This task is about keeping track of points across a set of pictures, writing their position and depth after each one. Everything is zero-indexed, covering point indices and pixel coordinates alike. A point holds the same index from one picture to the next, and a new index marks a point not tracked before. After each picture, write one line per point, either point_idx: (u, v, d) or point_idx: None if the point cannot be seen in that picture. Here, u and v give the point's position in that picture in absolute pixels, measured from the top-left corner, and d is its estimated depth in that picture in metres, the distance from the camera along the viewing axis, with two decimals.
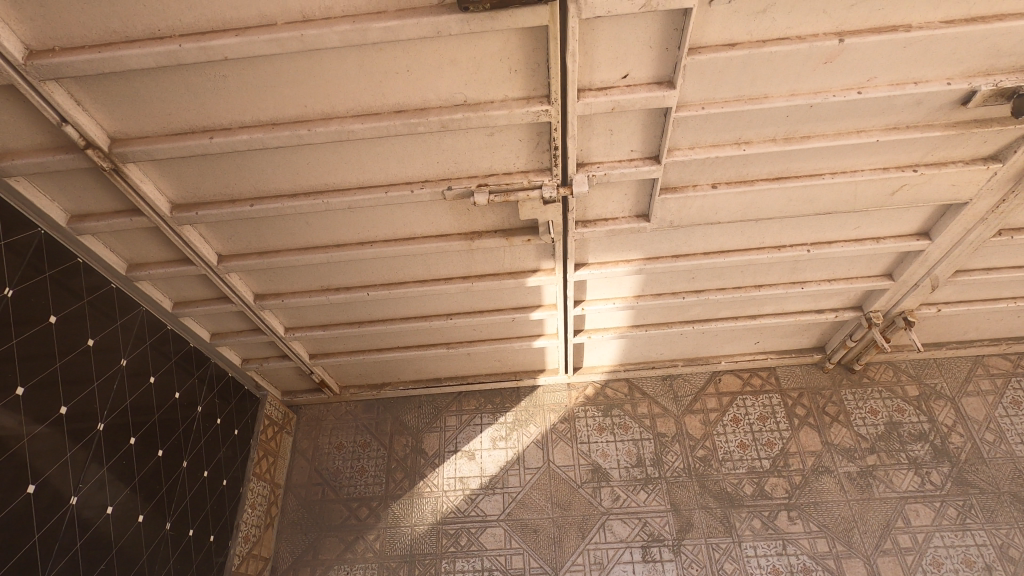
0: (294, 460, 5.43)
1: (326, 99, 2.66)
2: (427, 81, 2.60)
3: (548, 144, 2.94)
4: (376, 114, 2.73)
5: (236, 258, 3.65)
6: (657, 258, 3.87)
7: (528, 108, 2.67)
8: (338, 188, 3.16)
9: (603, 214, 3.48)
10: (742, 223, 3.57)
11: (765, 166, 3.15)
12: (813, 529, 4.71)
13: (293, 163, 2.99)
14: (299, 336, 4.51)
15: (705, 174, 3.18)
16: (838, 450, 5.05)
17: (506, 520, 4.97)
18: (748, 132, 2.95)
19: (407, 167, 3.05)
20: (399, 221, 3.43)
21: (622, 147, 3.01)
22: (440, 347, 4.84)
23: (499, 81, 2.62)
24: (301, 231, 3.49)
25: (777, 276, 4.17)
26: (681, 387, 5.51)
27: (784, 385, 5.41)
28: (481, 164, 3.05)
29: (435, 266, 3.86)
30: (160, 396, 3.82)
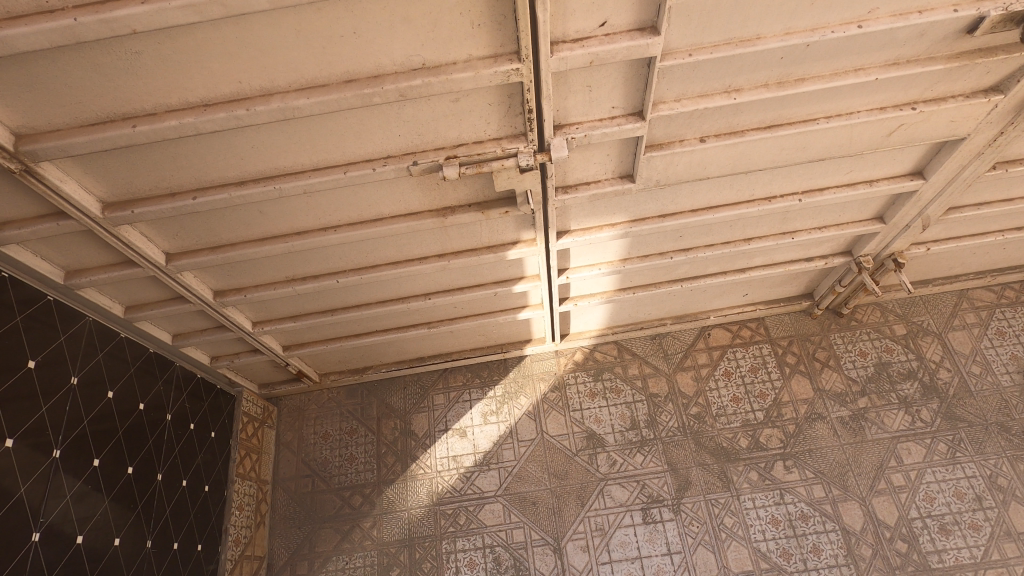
0: (279, 453, 5.24)
1: (263, 72, 2.31)
2: (377, 44, 2.25)
3: (521, 107, 2.64)
4: (324, 85, 2.39)
5: (186, 256, 3.31)
6: (643, 219, 3.65)
7: (496, 69, 2.36)
8: (291, 172, 2.83)
9: (584, 178, 3.21)
10: (732, 178, 3.35)
11: (756, 115, 2.90)
12: (809, 476, 4.74)
13: (235, 148, 2.64)
14: (269, 330, 4.23)
15: (693, 127, 2.92)
16: (830, 396, 5.04)
17: (504, 495, 4.90)
18: (738, 78, 2.69)
19: (365, 143, 2.73)
20: (363, 203, 3.12)
21: (601, 105, 2.73)
22: (420, 328, 4.61)
23: (461, 38, 2.29)
24: (255, 221, 3.16)
25: (766, 228, 4.00)
26: (671, 345, 5.40)
27: (774, 334, 5.34)
28: (448, 133, 2.74)
29: (407, 247, 3.57)
30: (123, 410, 3.51)
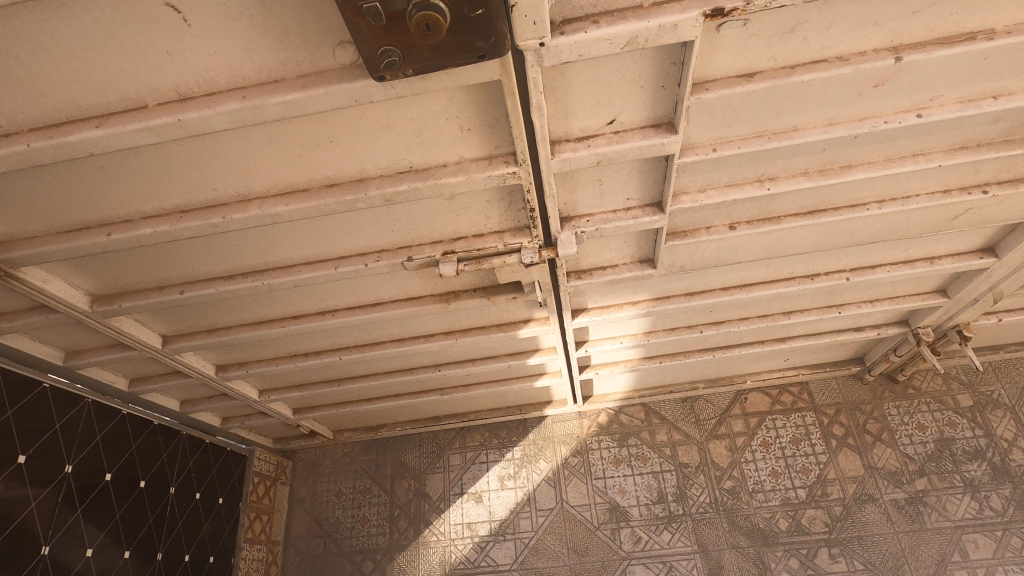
0: (292, 510, 5.12)
1: (238, 180, 2.13)
2: (358, 150, 2.04)
3: (523, 203, 2.38)
4: (305, 190, 2.19)
5: (183, 339, 3.19)
6: (667, 298, 3.33)
7: (490, 172, 2.11)
8: (280, 266, 2.66)
9: (599, 263, 2.92)
10: (766, 260, 3.00)
11: (794, 201, 2.55)
12: (858, 568, 4.26)
13: (219, 247, 2.48)
14: (276, 397, 4.10)
15: (720, 214, 2.59)
16: (883, 474, 4.55)
17: (520, 569, 4.62)
18: (772, 168, 2.35)
19: (356, 239, 2.52)
20: (360, 290, 2.92)
21: (614, 197, 2.43)
22: (432, 393, 4.39)
23: (450, 142, 2.05)
24: (249, 307, 3.00)
25: (808, 302, 3.61)
26: (703, 409, 5.01)
27: (819, 401, 4.88)
28: (445, 228, 2.51)
29: (412, 326, 3.36)
30: (120, 491, 3.43)
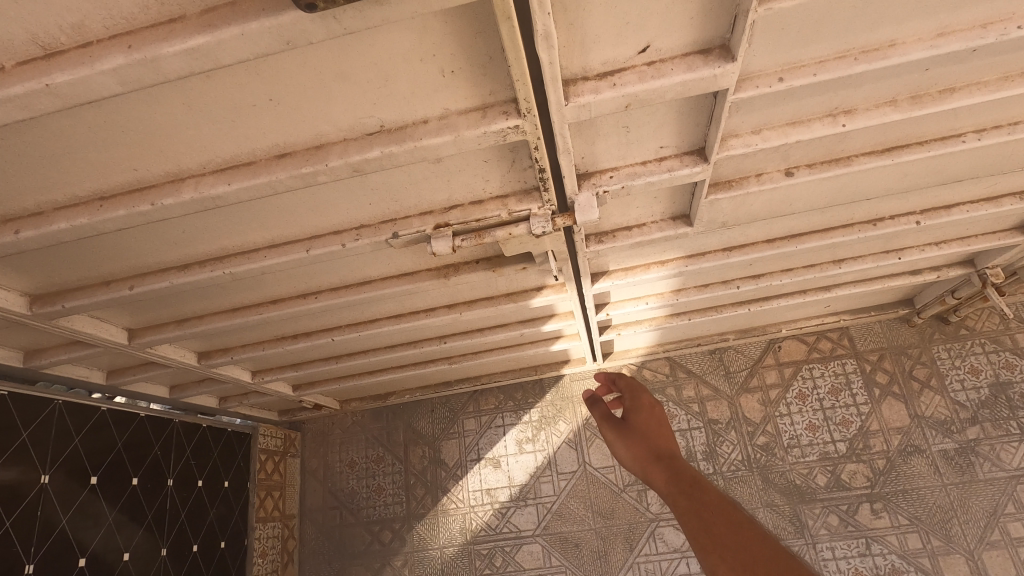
0: (305, 483, 4.96)
1: (161, 154, 1.65)
2: (309, 108, 1.54)
3: (530, 160, 1.88)
4: (250, 162, 1.71)
5: (151, 332, 2.81)
6: (702, 255, 2.86)
7: (485, 128, 1.60)
8: (243, 250, 2.22)
9: (624, 223, 2.43)
10: (825, 208, 2.50)
11: (871, 137, 2.01)
12: (903, 523, 4.03)
13: (162, 235, 2.03)
14: (271, 378, 3.78)
15: (776, 158, 2.07)
16: (931, 424, 4.21)
17: (544, 535, 4.46)
18: (850, 98, 1.81)
19: (327, 215, 2.06)
20: (343, 270, 2.48)
21: (644, 146, 1.92)
22: (440, 363, 4.05)
23: (430, 90, 1.54)
24: (218, 296, 2.59)
25: (863, 249, 3.12)
26: (733, 361, 4.64)
27: (861, 347, 4.48)
28: (435, 196, 2.03)
29: (409, 301, 2.95)
30: (111, 493, 3.23)
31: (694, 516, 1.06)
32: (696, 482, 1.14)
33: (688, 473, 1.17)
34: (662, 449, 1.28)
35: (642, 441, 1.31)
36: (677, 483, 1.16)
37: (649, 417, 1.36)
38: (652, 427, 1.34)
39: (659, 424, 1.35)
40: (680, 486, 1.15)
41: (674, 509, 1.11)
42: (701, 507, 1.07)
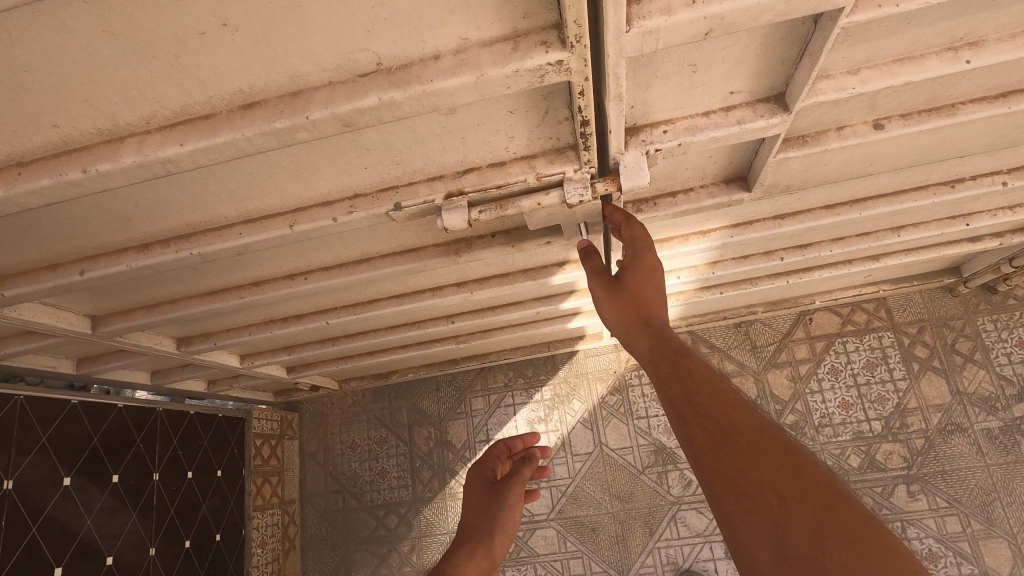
0: (305, 466, 4.70)
1: (87, 106, 1.24)
2: (281, 38, 1.13)
3: (568, 110, 1.47)
4: (208, 116, 1.31)
5: (117, 319, 2.45)
6: (749, 224, 2.48)
7: (518, 65, 1.19)
8: (212, 227, 1.83)
9: (668, 188, 2.04)
10: (905, 168, 2.11)
11: (990, 78, 1.61)
12: (941, 505, 3.80)
13: (110, 210, 1.64)
14: (261, 363, 3.45)
15: (867, 107, 1.68)
16: (974, 401, 3.93)
17: (558, 519, 4.23)
18: (980, 24, 1.40)
19: (313, 182, 1.66)
20: (336, 247, 2.10)
21: (711, 92, 1.52)
22: (446, 343, 3.71)
23: (444, 12, 1.13)
24: (191, 279, 2.21)
25: (928, 215, 2.74)
26: (760, 335, 4.32)
27: (899, 319, 4.15)
28: (447, 157, 1.63)
29: (413, 280, 2.58)
30: (87, 496, 3.05)
31: (671, 370, 1.13)
32: (676, 343, 1.20)
33: (676, 344, 1.20)
34: (650, 311, 1.33)
35: (632, 302, 1.36)
36: (662, 347, 1.22)
37: (644, 276, 1.41)
38: (644, 287, 1.38)
39: (654, 287, 1.39)
40: (659, 346, 1.22)
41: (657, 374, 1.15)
42: (680, 365, 1.13)
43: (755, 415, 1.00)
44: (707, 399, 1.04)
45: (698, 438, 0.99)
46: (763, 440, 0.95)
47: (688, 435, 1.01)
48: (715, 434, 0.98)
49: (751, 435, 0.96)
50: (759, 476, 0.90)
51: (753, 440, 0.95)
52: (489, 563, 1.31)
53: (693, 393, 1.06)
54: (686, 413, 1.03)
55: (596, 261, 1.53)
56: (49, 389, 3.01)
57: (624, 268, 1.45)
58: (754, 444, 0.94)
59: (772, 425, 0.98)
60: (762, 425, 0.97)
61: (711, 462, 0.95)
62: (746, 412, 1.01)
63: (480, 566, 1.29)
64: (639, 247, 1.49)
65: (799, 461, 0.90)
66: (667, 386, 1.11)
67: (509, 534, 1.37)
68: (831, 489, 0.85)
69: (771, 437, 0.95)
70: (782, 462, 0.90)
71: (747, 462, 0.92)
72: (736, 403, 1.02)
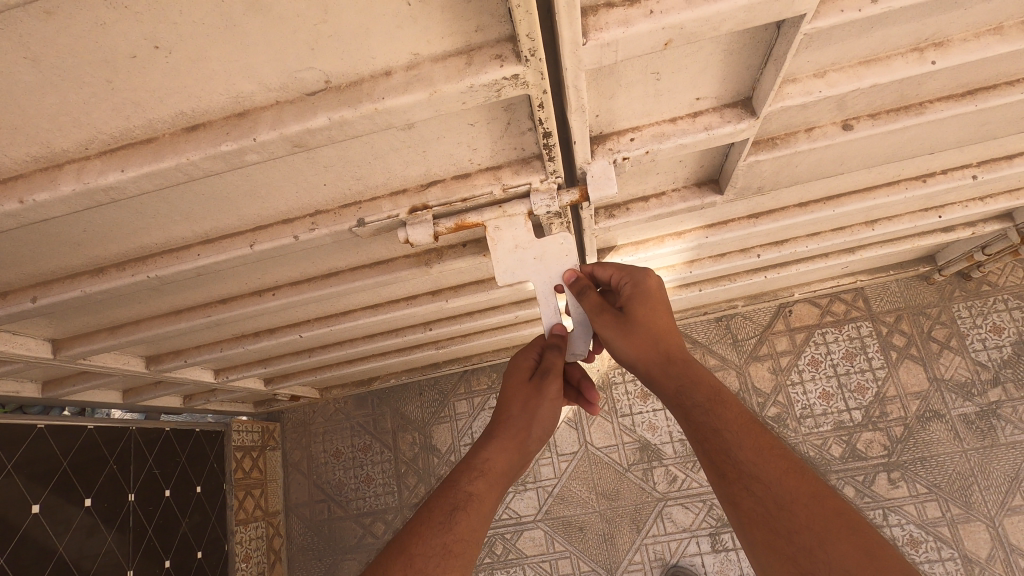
0: (289, 476, 4.63)
1: (19, 134, 1.17)
2: (219, 59, 1.07)
3: (530, 120, 1.43)
4: (150, 139, 1.25)
5: (79, 342, 2.36)
6: (724, 224, 2.46)
7: (472, 80, 1.14)
8: (170, 249, 1.76)
9: (640, 193, 2.01)
10: (877, 165, 2.10)
11: (955, 76, 1.59)
12: (921, 491, 3.85)
13: (59, 235, 1.57)
14: (237, 377, 3.37)
15: (834, 109, 1.66)
16: (950, 387, 3.98)
17: (545, 520, 4.22)
18: (944, 25, 1.38)
19: (271, 201, 1.60)
20: (302, 263, 2.04)
21: (677, 98, 1.49)
22: (426, 348, 3.67)
23: (391, 27, 1.07)
24: (152, 299, 2.14)
25: (901, 208, 2.74)
26: (741, 328, 4.33)
27: (876, 309, 4.18)
28: (409, 171, 1.58)
29: (386, 290, 2.52)
30: (58, 522, 2.96)
31: (710, 425, 1.11)
32: (708, 388, 1.16)
33: (709, 390, 1.16)
34: (668, 346, 1.25)
35: (648, 336, 1.27)
36: (692, 393, 1.18)
37: (651, 307, 1.30)
38: (657, 320, 1.28)
39: (667, 316, 1.29)
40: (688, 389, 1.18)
41: (695, 427, 1.13)
42: (717, 420, 1.11)
43: (801, 471, 1.02)
44: (753, 460, 1.04)
45: (749, 506, 1.01)
46: (816, 506, 0.97)
47: (737, 501, 1.03)
48: (768, 502, 1.00)
49: (803, 500, 0.98)
50: (821, 547, 0.93)
51: (807, 509, 0.97)
52: (520, 457, 1.31)
53: (736, 453, 1.06)
54: (733, 478, 1.04)
55: (597, 296, 1.39)
56: (12, 414, 2.92)
57: (631, 298, 1.33)
58: (806, 510, 0.97)
59: (820, 481, 1.00)
60: (810, 485, 1.00)
61: (768, 534, 0.98)
62: (794, 471, 1.02)
63: (510, 459, 1.29)
64: (639, 271, 1.37)
65: (855, 524, 0.94)
66: (707, 444, 1.09)
67: (547, 430, 1.37)
68: (890, 553, 0.90)
69: (823, 501, 0.97)
70: (840, 530, 0.94)
71: (805, 532, 0.95)
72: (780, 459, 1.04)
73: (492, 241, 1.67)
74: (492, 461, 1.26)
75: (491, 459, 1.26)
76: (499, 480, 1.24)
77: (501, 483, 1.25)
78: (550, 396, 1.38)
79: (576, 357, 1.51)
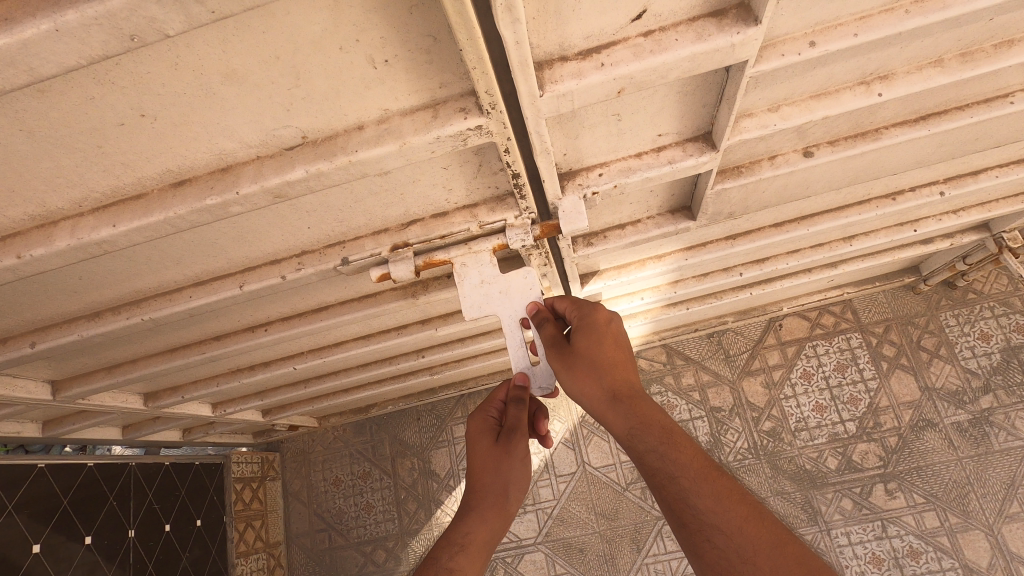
0: (289, 506, 4.64)
1: (16, 196, 1.25)
2: (200, 121, 1.15)
3: (500, 162, 1.51)
4: (140, 195, 1.33)
5: (78, 382, 2.43)
6: (702, 246, 2.54)
7: (438, 132, 1.22)
8: (163, 292, 1.83)
9: (616, 221, 2.08)
10: (843, 187, 2.18)
11: (905, 106, 1.68)
12: (918, 501, 3.86)
13: (57, 284, 1.65)
14: (234, 410, 3.42)
15: (793, 139, 1.75)
16: (942, 396, 4.01)
17: (546, 542, 4.22)
18: (887, 60, 1.46)
19: (258, 244, 1.68)
20: (292, 299, 2.11)
21: (639, 135, 1.56)
22: (420, 375, 3.72)
23: (359, 88, 1.16)
24: (148, 339, 2.20)
25: (877, 224, 2.81)
26: (733, 344, 4.38)
27: (865, 320, 4.23)
28: (388, 212, 1.65)
29: (377, 321, 2.59)
30: (59, 560, 2.99)
31: (663, 467, 1.00)
32: (660, 425, 1.06)
33: (659, 425, 1.06)
34: (616, 376, 1.17)
35: (594, 369, 1.19)
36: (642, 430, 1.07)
37: (599, 338, 1.23)
38: (603, 352, 1.20)
39: (614, 345, 1.22)
40: (638, 427, 1.08)
41: (649, 471, 1.03)
42: (672, 462, 1.00)
43: (763, 515, 0.93)
44: (713, 508, 0.94)
45: (712, 558, 0.92)
46: (779, 556, 0.89)
47: (699, 553, 0.93)
48: (730, 554, 0.91)
49: (768, 550, 0.89)
50: None
51: (773, 560, 0.88)
52: (502, 524, 1.29)
53: (693, 499, 0.96)
54: (694, 528, 0.94)
55: (552, 329, 1.35)
56: (13, 454, 2.97)
57: (579, 329, 1.27)
58: (771, 562, 0.89)
59: (781, 525, 0.92)
60: (775, 531, 0.91)
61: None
62: (756, 516, 0.93)
63: (493, 527, 1.26)
64: (588, 304, 1.31)
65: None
66: (663, 489, 0.99)
67: (524, 489, 1.34)
68: None
69: (787, 548, 0.89)
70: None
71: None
72: (741, 502, 0.94)
73: (460, 276, 1.71)
74: (474, 535, 1.22)
75: (472, 530, 1.23)
76: (483, 551, 1.21)
77: (486, 553, 1.22)
78: (520, 455, 1.33)
79: (544, 394, 1.44)
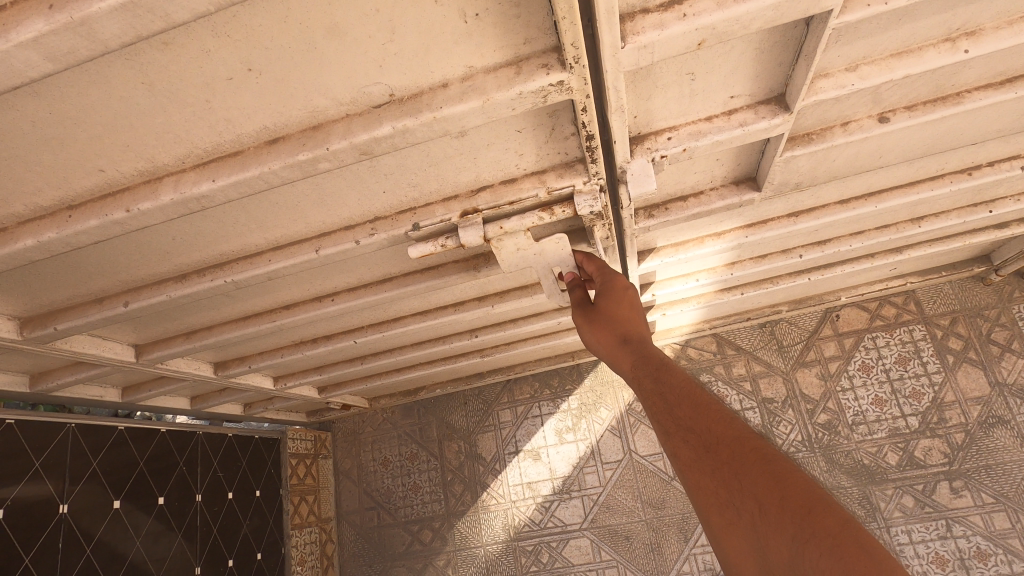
0: (339, 484, 4.80)
1: (130, 151, 1.36)
2: (299, 76, 1.22)
3: (574, 124, 1.53)
4: (237, 153, 1.41)
5: (158, 347, 2.58)
6: (764, 223, 2.50)
7: (521, 88, 1.26)
8: (244, 255, 1.94)
9: (678, 192, 2.08)
10: (918, 158, 2.11)
11: (992, 65, 1.62)
12: (987, 501, 3.68)
13: (152, 243, 1.77)
14: (294, 384, 3.57)
15: (870, 102, 1.71)
16: (1015, 392, 3.81)
17: (592, 528, 4.21)
18: (975, 15, 1.42)
19: (335, 208, 1.76)
20: (359, 268, 2.19)
21: (711, 97, 1.56)
22: (471, 356, 3.78)
23: (447, 43, 1.20)
24: (224, 304, 2.33)
25: (948, 203, 2.70)
26: (786, 334, 4.27)
27: (929, 312, 4.06)
28: (460, 177, 1.70)
29: (435, 296, 2.66)
30: (134, 518, 3.19)
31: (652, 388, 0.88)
32: (660, 357, 0.96)
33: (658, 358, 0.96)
34: (631, 330, 1.14)
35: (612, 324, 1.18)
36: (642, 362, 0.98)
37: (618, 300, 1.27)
38: (619, 309, 1.22)
39: (632, 311, 1.21)
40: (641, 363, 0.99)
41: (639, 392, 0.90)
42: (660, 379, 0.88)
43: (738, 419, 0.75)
44: (688, 409, 0.79)
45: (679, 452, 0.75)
46: (740, 442, 0.70)
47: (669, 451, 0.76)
48: (694, 444, 0.74)
49: (729, 441, 0.71)
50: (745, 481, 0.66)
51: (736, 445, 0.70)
52: None
53: (669, 404, 0.82)
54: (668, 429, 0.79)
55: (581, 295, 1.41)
56: (96, 417, 3.19)
57: (604, 297, 1.30)
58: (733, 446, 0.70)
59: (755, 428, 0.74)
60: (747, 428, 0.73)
61: (693, 488, 0.71)
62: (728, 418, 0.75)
63: None
64: (615, 276, 1.38)
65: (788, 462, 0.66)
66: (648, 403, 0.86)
67: None
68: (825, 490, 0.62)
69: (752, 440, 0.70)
70: (763, 461, 0.67)
71: (724, 477, 0.68)
72: (711, 405, 0.77)
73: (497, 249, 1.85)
74: None
75: None
76: None
77: None
78: None
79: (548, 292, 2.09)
